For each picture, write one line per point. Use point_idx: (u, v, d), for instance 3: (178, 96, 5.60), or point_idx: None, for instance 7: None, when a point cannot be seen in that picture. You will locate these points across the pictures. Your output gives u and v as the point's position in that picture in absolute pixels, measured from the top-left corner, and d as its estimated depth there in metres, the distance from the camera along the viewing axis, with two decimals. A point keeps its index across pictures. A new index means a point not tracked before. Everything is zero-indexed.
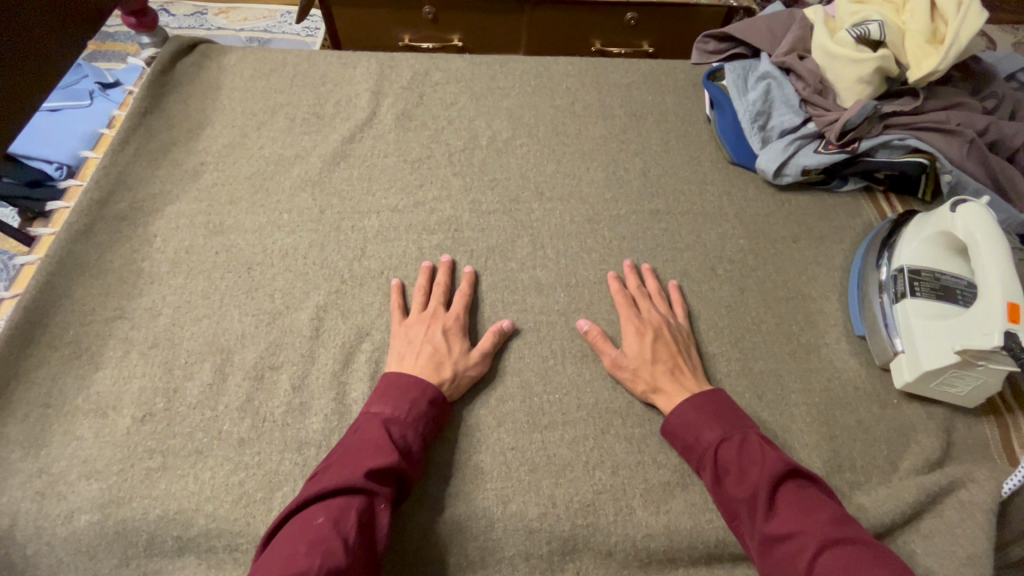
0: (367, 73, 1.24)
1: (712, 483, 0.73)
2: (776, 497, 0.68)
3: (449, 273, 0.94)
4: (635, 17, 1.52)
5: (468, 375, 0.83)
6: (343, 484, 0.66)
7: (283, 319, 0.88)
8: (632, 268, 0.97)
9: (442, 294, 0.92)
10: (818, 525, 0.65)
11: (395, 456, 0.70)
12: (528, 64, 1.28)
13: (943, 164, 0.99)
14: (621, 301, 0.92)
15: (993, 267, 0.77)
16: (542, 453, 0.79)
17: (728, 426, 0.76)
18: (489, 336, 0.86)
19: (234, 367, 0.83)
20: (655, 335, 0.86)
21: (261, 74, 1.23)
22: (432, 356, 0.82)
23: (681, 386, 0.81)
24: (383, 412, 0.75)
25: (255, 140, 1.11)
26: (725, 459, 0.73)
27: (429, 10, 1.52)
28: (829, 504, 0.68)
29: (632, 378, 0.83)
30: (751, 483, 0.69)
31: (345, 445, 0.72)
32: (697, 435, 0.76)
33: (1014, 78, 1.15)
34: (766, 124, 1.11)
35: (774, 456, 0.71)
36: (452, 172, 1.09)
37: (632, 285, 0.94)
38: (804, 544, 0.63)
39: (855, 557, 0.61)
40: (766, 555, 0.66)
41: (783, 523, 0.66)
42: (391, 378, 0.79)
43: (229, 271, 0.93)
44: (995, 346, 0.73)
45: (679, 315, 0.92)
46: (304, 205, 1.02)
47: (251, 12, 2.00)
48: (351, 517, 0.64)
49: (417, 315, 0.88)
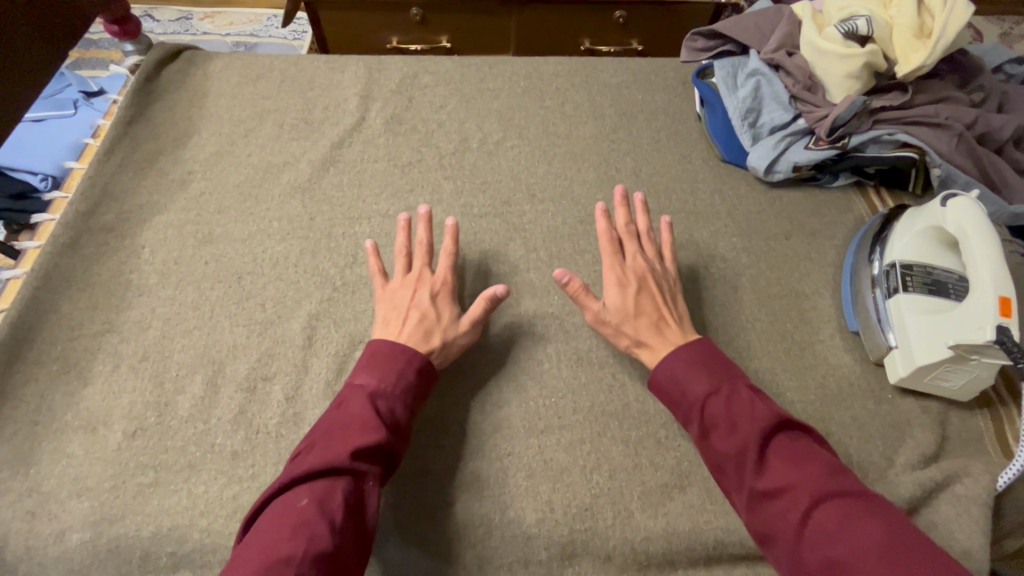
0: (355, 77, 1.23)
1: (701, 437, 0.73)
2: (766, 451, 0.68)
3: (429, 225, 0.92)
4: (624, 15, 1.52)
5: (457, 343, 0.83)
6: (327, 459, 0.66)
7: (275, 329, 0.87)
8: (622, 199, 0.96)
9: (425, 253, 0.91)
10: (809, 478, 0.65)
11: (381, 431, 0.69)
12: (517, 65, 1.27)
13: (933, 158, 0.99)
14: (606, 245, 0.91)
15: (984, 261, 0.78)
16: (540, 458, 0.79)
17: (717, 380, 0.75)
18: (481, 303, 0.84)
19: (226, 379, 0.82)
20: (638, 286, 0.86)
21: (248, 80, 1.22)
22: (420, 323, 0.82)
23: (665, 339, 0.82)
24: (369, 384, 0.74)
25: (243, 147, 1.10)
26: (714, 415, 0.73)
27: (416, 12, 1.51)
28: (821, 458, 0.67)
29: (615, 334, 0.84)
30: (741, 437, 0.69)
31: (330, 420, 0.71)
32: (687, 390, 0.76)
33: (1001, 70, 1.16)
34: (756, 121, 1.11)
35: (763, 410, 0.70)
36: (443, 175, 1.08)
37: (620, 222, 0.94)
38: (796, 499, 0.63)
39: (847, 510, 0.61)
40: (754, 506, 0.66)
41: (774, 478, 0.65)
42: (375, 348, 0.78)
43: (219, 281, 0.92)
44: (988, 340, 0.74)
45: (666, 261, 0.92)
46: (294, 212, 1.01)
47: (237, 16, 1.98)
48: (337, 498, 0.64)
49: (402, 279, 0.88)
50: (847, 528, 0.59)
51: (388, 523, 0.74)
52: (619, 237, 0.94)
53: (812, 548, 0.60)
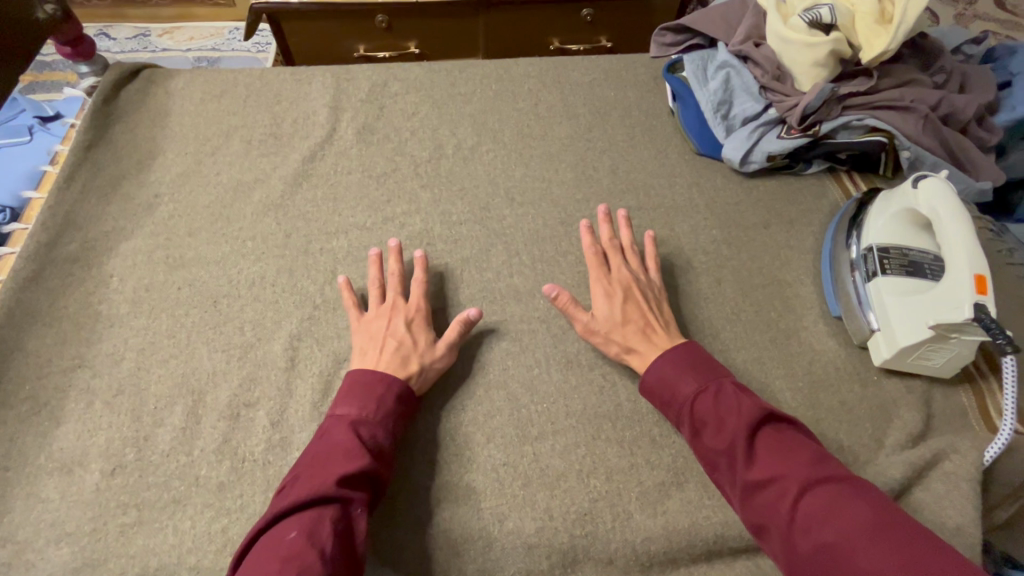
0: (323, 88, 1.20)
1: (692, 437, 0.74)
2: (754, 446, 0.69)
3: (399, 258, 0.92)
4: (591, 13, 1.52)
5: (435, 368, 0.82)
6: (313, 488, 0.65)
7: (255, 352, 0.85)
8: (605, 215, 0.97)
9: (397, 283, 0.90)
10: (795, 470, 0.65)
11: (365, 458, 0.68)
12: (488, 68, 1.26)
13: (901, 141, 1.01)
14: (591, 258, 0.92)
15: (957, 241, 0.79)
16: (535, 465, 0.78)
17: (703, 379, 0.76)
18: (454, 326, 0.84)
19: (207, 408, 0.79)
20: (625, 295, 0.87)
21: (213, 96, 1.18)
22: (396, 350, 0.81)
23: (655, 346, 0.82)
24: (349, 413, 0.73)
25: (211, 167, 1.07)
26: (701, 415, 0.73)
27: (382, 19, 1.49)
28: (807, 449, 0.68)
29: (604, 343, 0.84)
30: (727, 436, 0.70)
31: (313, 450, 0.70)
32: (674, 392, 0.77)
33: (960, 52, 1.16)
34: (728, 113, 1.12)
35: (749, 404, 0.71)
36: (419, 184, 1.07)
37: (604, 236, 0.95)
38: (786, 490, 0.64)
39: (834, 497, 0.61)
40: (746, 501, 0.67)
41: (763, 472, 0.66)
42: (351, 378, 0.77)
43: (194, 306, 0.89)
44: (967, 319, 0.74)
45: (652, 271, 0.92)
46: (268, 231, 0.99)
47: (197, 31, 1.93)
48: (326, 528, 0.62)
49: (377, 310, 0.86)
50: (834, 514, 0.60)
51: (384, 544, 0.72)
52: (604, 250, 0.94)
53: (802, 537, 0.61)
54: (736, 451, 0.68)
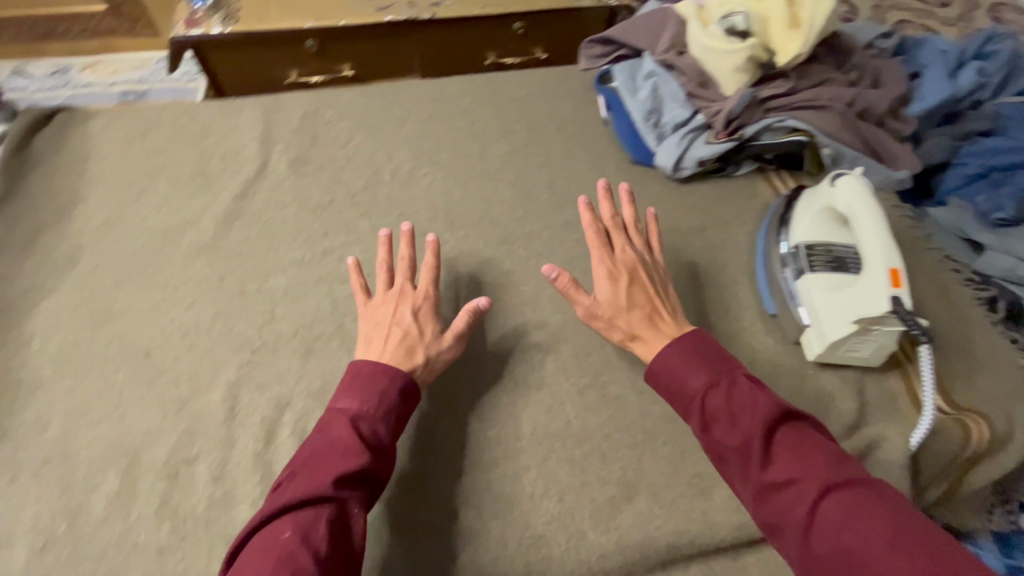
0: (252, 120, 1.17)
1: (702, 430, 0.74)
2: (768, 444, 0.69)
3: (410, 243, 0.90)
4: (524, 26, 1.53)
5: (442, 359, 0.82)
6: (310, 487, 0.65)
7: (192, 405, 0.82)
8: (606, 190, 0.95)
9: (407, 269, 0.89)
10: (810, 471, 0.65)
11: (366, 456, 0.68)
12: (422, 89, 1.25)
13: (821, 139, 1.05)
14: (593, 236, 0.91)
15: (873, 237, 0.86)
16: (489, 493, 0.78)
17: (715, 373, 0.76)
18: (463, 316, 0.84)
19: (143, 469, 0.76)
20: (630, 278, 0.86)
21: (135, 136, 1.14)
22: (402, 341, 0.80)
23: (659, 332, 0.83)
24: (350, 408, 0.73)
25: (136, 211, 1.03)
26: (714, 411, 0.74)
27: (312, 43, 1.46)
28: (821, 447, 0.69)
29: (608, 327, 0.85)
30: (741, 432, 0.70)
31: (312, 446, 0.69)
32: (685, 385, 0.77)
33: (874, 45, 1.21)
34: (659, 121, 1.13)
35: (762, 401, 0.72)
36: (357, 213, 1.05)
37: (606, 214, 0.94)
38: (801, 491, 0.64)
39: (848, 498, 0.62)
40: (757, 496, 0.67)
41: (779, 471, 0.66)
42: (356, 369, 0.76)
43: (124, 362, 0.86)
44: (886, 311, 0.80)
45: (655, 253, 0.93)
46: (200, 275, 0.96)
47: (121, 63, 1.86)
48: (320, 529, 0.62)
49: (383, 296, 0.86)
50: (850, 516, 0.60)
51: None
52: (607, 228, 0.93)
53: (816, 539, 0.61)
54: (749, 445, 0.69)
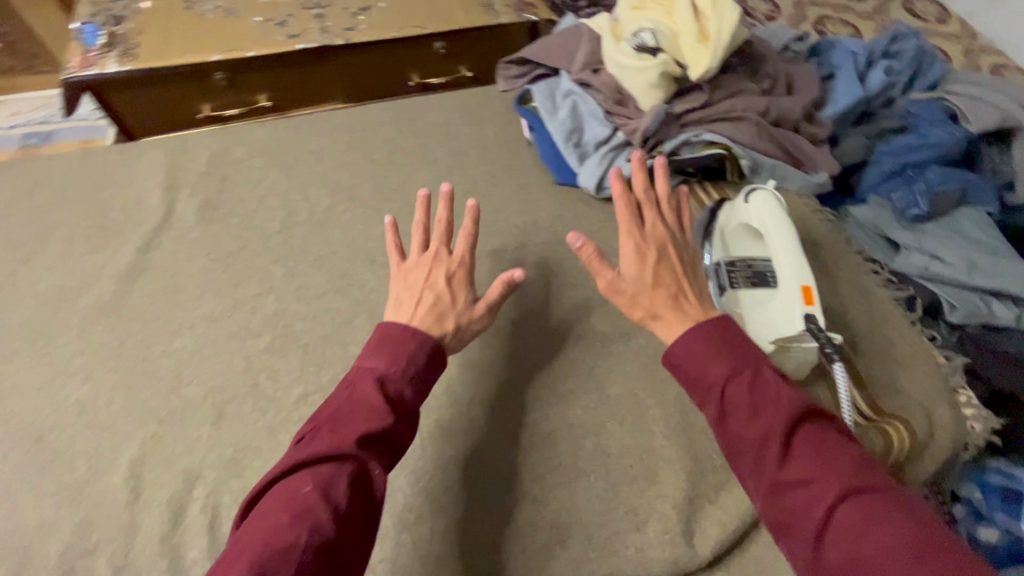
0: (155, 166, 1.11)
1: (711, 414, 0.61)
2: (790, 441, 0.56)
3: (448, 206, 0.86)
4: (445, 45, 1.50)
5: (472, 329, 0.77)
6: (334, 445, 0.59)
7: (90, 489, 0.76)
8: (639, 163, 0.82)
9: (443, 233, 0.84)
10: (834, 475, 0.53)
11: (391, 417, 0.63)
12: (338, 120, 1.21)
13: (739, 151, 1.05)
14: (622, 209, 0.77)
15: (789, 255, 0.88)
16: (414, 553, 0.74)
17: (738, 360, 0.63)
18: (497, 286, 0.78)
19: (37, 567, 0.71)
20: (658, 256, 0.74)
21: (24, 193, 1.06)
22: (433, 306, 0.75)
23: (683, 314, 0.70)
24: (376, 367, 0.67)
25: (26, 276, 0.96)
26: (728, 396, 0.61)
27: (220, 76, 1.40)
28: (857, 455, 0.56)
29: (629, 306, 0.73)
30: (760, 425, 0.57)
31: (336, 403, 0.64)
32: (702, 369, 0.63)
33: (788, 49, 1.25)
34: (581, 140, 1.12)
35: (788, 394, 0.59)
36: (271, 259, 1.00)
37: (638, 185, 0.80)
38: (819, 495, 0.52)
39: (879, 510, 0.50)
40: (767, 493, 0.55)
41: (796, 470, 0.54)
42: (384, 331, 0.71)
43: (13, 448, 0.79)
44: (802, 329, 0.81)
45: (688, 230, 0.80)
46: (98, 342, 0.89)
47: (24, 106, 1.77)
48: (341, 487, 0.56)
49: (417, 261, 0.82)
50: (882, 531, 0.48)
51: None
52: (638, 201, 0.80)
53: (834, 550, 0.49)
54: (768, 435, 0.56)
